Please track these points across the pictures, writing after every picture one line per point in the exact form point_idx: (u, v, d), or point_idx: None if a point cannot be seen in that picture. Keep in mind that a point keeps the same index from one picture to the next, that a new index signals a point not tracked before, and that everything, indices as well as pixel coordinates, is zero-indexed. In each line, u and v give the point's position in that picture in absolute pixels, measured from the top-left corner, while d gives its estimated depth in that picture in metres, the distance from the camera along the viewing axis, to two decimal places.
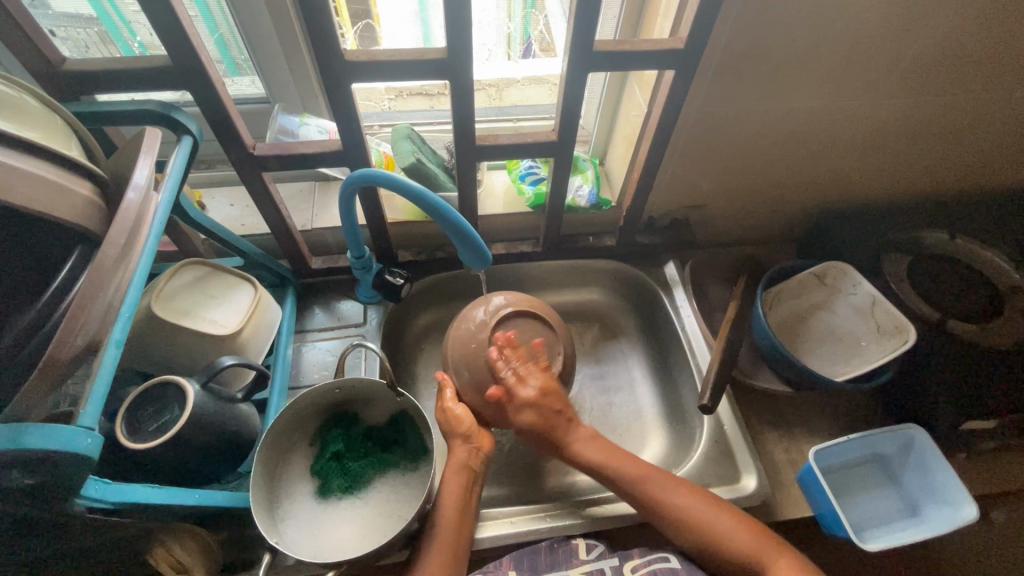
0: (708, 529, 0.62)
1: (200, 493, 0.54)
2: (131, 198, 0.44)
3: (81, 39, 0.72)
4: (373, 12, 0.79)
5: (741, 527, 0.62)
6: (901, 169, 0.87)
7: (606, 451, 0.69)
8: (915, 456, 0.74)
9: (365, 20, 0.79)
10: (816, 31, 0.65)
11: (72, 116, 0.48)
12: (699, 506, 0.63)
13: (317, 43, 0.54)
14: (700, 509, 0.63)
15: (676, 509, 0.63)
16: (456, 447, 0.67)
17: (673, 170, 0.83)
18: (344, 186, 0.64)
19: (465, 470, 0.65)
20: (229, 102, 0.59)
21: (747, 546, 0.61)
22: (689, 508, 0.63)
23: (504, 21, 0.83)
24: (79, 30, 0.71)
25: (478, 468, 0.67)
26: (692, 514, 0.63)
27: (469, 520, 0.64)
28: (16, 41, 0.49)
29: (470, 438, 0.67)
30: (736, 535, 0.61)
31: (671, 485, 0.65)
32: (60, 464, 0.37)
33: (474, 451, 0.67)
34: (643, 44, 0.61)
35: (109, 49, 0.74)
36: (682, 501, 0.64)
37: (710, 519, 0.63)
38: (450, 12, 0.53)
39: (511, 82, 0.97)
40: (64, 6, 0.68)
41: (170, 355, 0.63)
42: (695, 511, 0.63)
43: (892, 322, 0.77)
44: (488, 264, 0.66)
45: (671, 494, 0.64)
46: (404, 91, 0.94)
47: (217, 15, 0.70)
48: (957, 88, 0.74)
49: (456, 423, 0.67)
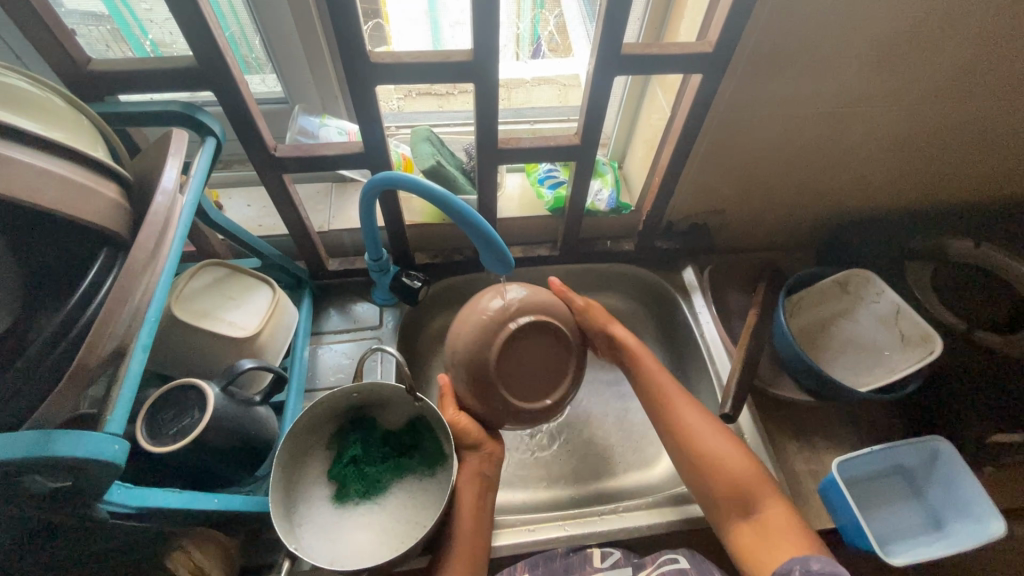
0: (709, 455, 0.63)
1: (219, 499, 0.53)
2: (159, 201, 0.43)
3: (97, 37, 0.71)
4: (383, 11, 0.78)
5: (745, 463, 0.63)
6: (926, 174, 0.86)
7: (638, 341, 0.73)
8: (939, 469, 0.73)
9: (375, 20, 0.79)
10: (845, 34, 0.63)
11: (98, 117, 0.48)
12: (707, 429, 0.65)
13: (342, 46, 0.53)
14: (710, 436, 0.65)
15: (683, 424, 0.66)
16: (466, 454, 0.68)
17: (695, 174, 0.82)
18: (365, 189, 0.64)
19: (476, 476, 0.67)
20: (251, 104, 0.58)
21: (743, 482, 0.61)
22: (696, 430, 0.65)
23: (514, 23, 0.83)
24: (95, 28, 0.71)
25: (492, 473, 0.68)
26: (697, 432, 0.65)
27: (485, 518, 0.65)
28: (43, 41, 0.49)
29: (481, 446, 0.67)
30: (736, 464, 0.62)
31: (687, 403, 0.68)
32: (88, 470, 0.37)
33: (486, 458, 0.67)
34: (670, 47, 0.60)
35: (123, 48, 0.73)
36: (692, 421, 0.66)
37: (713, 446, 0.64)
38: (478, 13, 0.52)
39: (522, 82, 0.95)
40: (80, 5, 0.68)
41: (190, 357, 0.62)
42: (699, 433, 0.65)
43: (917, 332, 0.76)
44: (510, 269, 0.65)
45: (686, 413, 0.67)
46: (413, 91, 0.92)
47: (227, 13, 0.69)
48: (988, 93, 0.73)
49: (463, 434, 0.67)
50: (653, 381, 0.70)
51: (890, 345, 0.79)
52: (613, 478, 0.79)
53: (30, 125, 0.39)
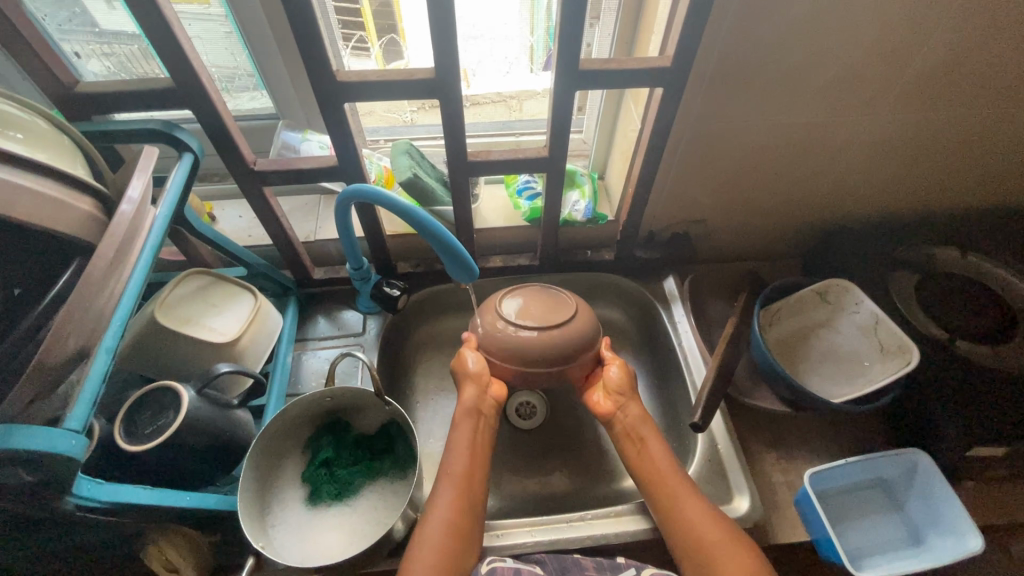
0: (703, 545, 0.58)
1: (191, 496, 0.56)
2: (125, 210, 0.47)
3: (125, 54, 0.77)
4: (399, 27, 0.82)
5: (740, 558, 0.56)
6: (908, 182, 0.85)
7: (650, 433, 0.68)
8: (918, 482, 0.71)
9: (390, 35, 0.83)
10: (807, 48, 0.64)
11: (82, 135, 0.52)
12: (704, 516, 0.60)
13: (310, 65, 0.56)
14: (706, 530, 0.59)
15: (682, 514, 0.61)
16: (467, 390, 0.69)
17: (671, 184, 0.83)
18: (339, 200, 0.66)
19: (471, 413, 0.67)
20: (229, 121, 0.61)
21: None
22: (694, 523, 0.60)
23: (526, 35, 0.85)
24: (125, 47, 0.76)
25: (487, 415, 0.68)
26: (695, 516, 0.60)
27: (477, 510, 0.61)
28: (32, 65, 0.53)
29: (480, 382, 0.69)
30: (731, 559, 0.56)
31: (692, 496, 0.62)
32: (46, 464, 0.40)
33: (481, 395, 0.68)
34: (630, 61, 0.62)
35: (151, 66, 0.78)
36: (688, 510, 0.61)
37: (712, 530, 0.59)
38: (437, 32, 0.54)
39: (532, 93, 0.98)
40: (113, 25, 0.73)
41: (170, 361, 0.65)
42: (696, 521, 0.60)
43: (896, 342, 0.75)
44: (475, 277, 0.68)
45: (684, 502, 0.61)
46: (427, 104, 0.96)
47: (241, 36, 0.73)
48: (963, 102, 0.72)
49: (465, 365, 0.70)
50: (650, 464, 0.65)
51: (869, 356, 0.78)
52: (588, 485, 0.79)
53: (13, 145, 0.42)
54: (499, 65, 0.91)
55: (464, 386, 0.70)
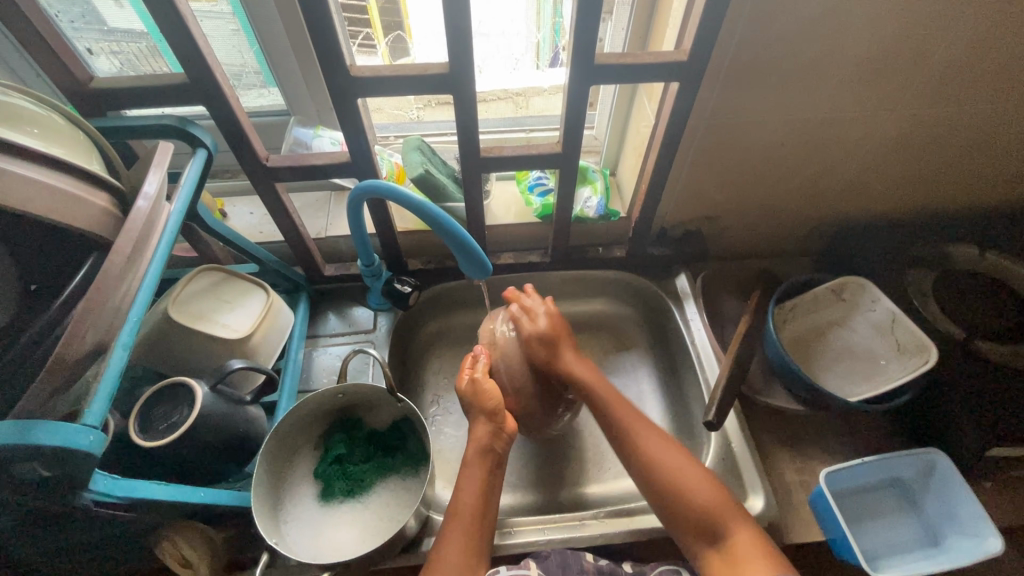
0: (672, 480, 0.61)
1: (206, 492, 0.56)
2: (141, 206, 0.47)
3: (132, 51, 0.76)
4: (406, 24, 0.81)
5: (710, 487, 0.61)
6: (925, 179, 0.84)
7: (614, 395, 0.69)
8: (936, 482, 0.70)
9: (396, 32, 0.82)
10: (825, 42, 0.63)
11: (97, 131, 0.51)
12: (667, 455, 0.63)
13: (324, 61, 0.56)
14: (676, 466, 0.62)
15: (648, 454, 0.64)
16: (479, 426, 0.66)
17: (683, 181, 0.82)
18: (352, 196, 0.66)
19: (484, 453, 0.64)
20: (242, 117, 0.61)
21: (708, 506, 0.59)
22: (662, 462, 0.63)
23: (533, 32, 0.85)
24: (131, 44, 0.76)
25: (501, 450, 0.65)
26: (654, 452, 0.64)
27: (485, 533, 0.61)
28: (47, 60, 0.52)
29: (495, 417, 0.65)
30: (699, 487, 0.60)
31: (655, 438, 0.65)
32: (66, 460, 0.40)
33: (497, 433, 0.65)
34: (646, 55, 0.61)
35: (158, 62, 0.78)
36: (653, 452, 0.64)
37: (676, 467, 0.62)
38: (451, 28, 0.54)
39: (540, 90, 0.97)
40: (118, 23, 0.73)
41: (184, 357, 0.65)
42: (662, 458, 0.63)
43: (914, 341, 0.74)
44: (488, 274, 0.67)
45: (648, 443, 0.64)
46: (434, 101, 0.97)
47: (251, 32, 0.73)
48: (984, 98, 0.71)
49: (483, 398, 0.65)
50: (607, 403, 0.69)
51: (886, 354, 0.77)
52: (600, 483, 0.79)
53: (30, 141, 0.42)
54: (505, 62, 0.90)
55: (475, 423, 0.66)
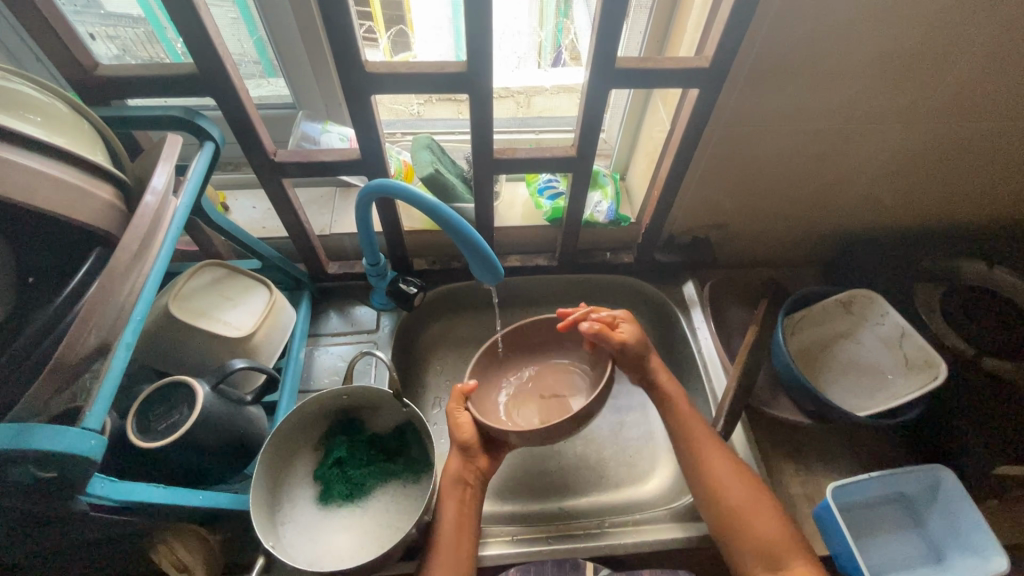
0: (729, 491, 0.63)
1: (204, 495, 0.54)
2: (148, 201, 0.45)
3: (129, 38, 0.74)
4: (406, 18, 0.80)
5: (768, 512, 0.61)
6: (936, 194, 0.83)
7: (691, 413, 0.69)
8: (940, 499, 0.70)
9: (399, 26, 0.81)
10: (847, 54, 0.62)
11: (101, 121, 0.50)
12: (725, 461, 0.65)
13: (338, 56, 0.54)
14: (754, 504, 0.62)
15: (720, 483, 0.64)
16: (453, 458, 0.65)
17: (695, 188, 0.81)
18: (361, 195, 0.64)
19: (456, 483, 0.63)
20: (251, 109, 0.59)
21: (769, 538, 0.59)
22: (724, 473, 0.64)
23: (535, 31, 0.83)
24: (129, 30, 0.73)
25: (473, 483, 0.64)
26: (707, 447, 0.66)
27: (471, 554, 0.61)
28: (52, 45, 0.51)
29: (469, 449, 0.65)
30: (766, 522, 0.60)
31: (739, 473, 0.64)
32: (63, 465, 0.38)
33: (471, 465, 0.64)
34: (667, 61, 0.60)
35: (156, 50, 0.76)
36: (716, 462, 0.65)
37: (729, 478, 0.64)
38: (472, 27, 0.53)
39: (541, 90, 0.96)
40: (116, 6, 0.71)
41: (184, 355, 0.63)
42: (730, 485, 0.63)
43: (921, 356, 0.73)
44: (499, 278, 0.66)
45: (703, 449, 0.66)
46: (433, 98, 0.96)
47: (254, 19, 0.72)
48: (1001, 114, 0.70)
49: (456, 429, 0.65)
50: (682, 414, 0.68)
51: (893, 368, 0.77)
52: (605, 492, 0.78)
53: (29, 128, 0.40)
54: (507, 60, 0.88)
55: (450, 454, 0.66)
